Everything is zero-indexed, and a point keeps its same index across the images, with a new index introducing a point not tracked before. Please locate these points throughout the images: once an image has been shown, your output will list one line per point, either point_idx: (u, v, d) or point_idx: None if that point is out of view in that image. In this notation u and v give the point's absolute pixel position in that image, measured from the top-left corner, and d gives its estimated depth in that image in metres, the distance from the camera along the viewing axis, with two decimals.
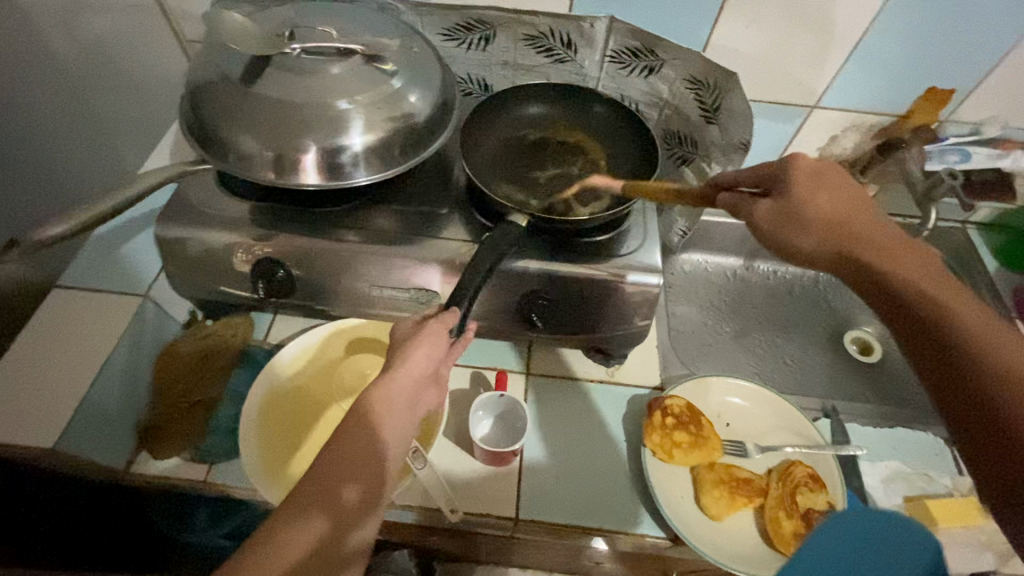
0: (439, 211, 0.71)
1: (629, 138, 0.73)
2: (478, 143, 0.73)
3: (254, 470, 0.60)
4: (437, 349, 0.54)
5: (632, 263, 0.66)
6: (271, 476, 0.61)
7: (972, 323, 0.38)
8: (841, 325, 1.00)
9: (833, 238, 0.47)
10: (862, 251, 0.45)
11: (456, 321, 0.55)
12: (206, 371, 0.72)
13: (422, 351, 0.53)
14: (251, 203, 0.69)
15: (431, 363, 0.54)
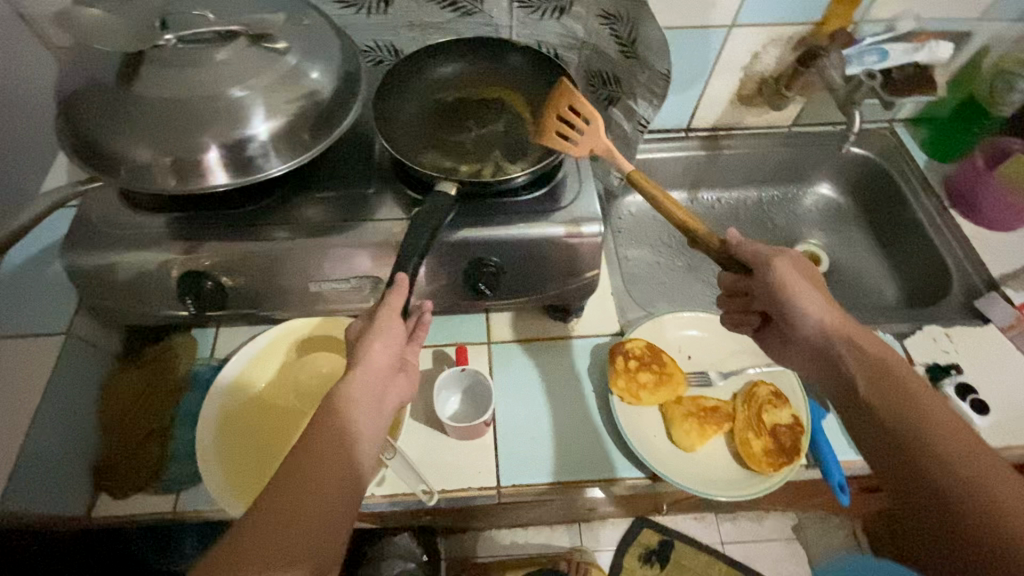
0: (367, 191, 0.67)
1: (550, 84, 0.71)
2: (394, 113, 0.68)
3: (221, 490, 0.58)
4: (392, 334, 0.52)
5: (572, 215, 0.65)
6: (240, 493, 0.59)
7: (932, 416, 0.45)
8: (788, 242, 1.03)
9: (820, 327, 0.55)
10: (855, 349, 0.52)
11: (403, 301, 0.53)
12: (152, 400, 0.68)
13: (382, 342, 0.51)
14: (161, 215, 0.64)
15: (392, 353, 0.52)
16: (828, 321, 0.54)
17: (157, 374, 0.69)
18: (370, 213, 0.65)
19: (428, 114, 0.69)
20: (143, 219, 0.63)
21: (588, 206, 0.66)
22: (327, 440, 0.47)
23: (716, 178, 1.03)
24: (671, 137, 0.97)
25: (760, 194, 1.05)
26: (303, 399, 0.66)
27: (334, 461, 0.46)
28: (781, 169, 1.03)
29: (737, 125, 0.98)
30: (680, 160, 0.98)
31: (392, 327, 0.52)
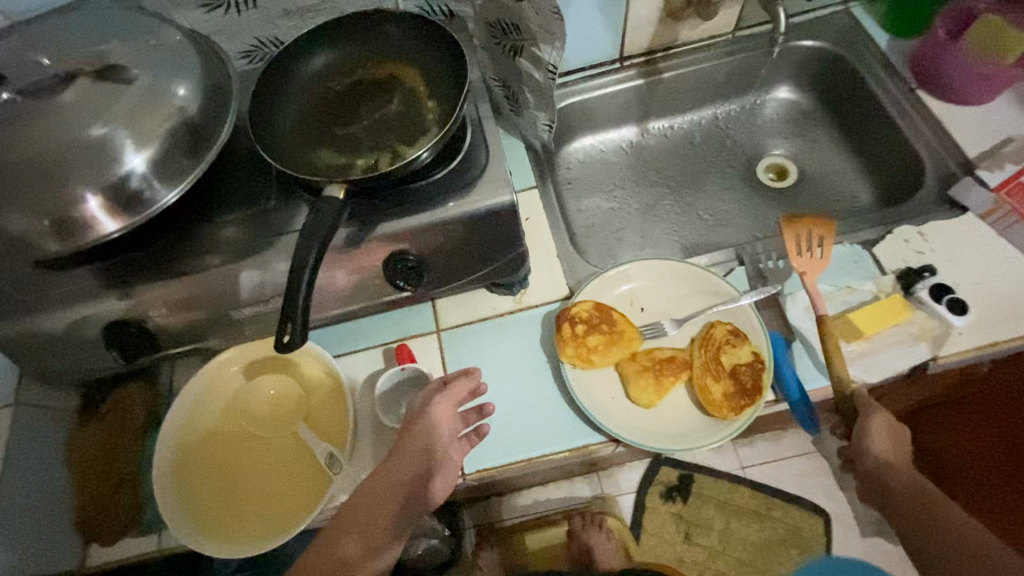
0: (270, 203, 0.64)
1: (439, 48, 0.65)
2: (282, 116, 0.64)
3: (192, 532, 0.59)
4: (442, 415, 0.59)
5: (482, 189, 0.61)
6: (212, 530, 0.60)
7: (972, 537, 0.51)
8: (752, 158, 0.96)
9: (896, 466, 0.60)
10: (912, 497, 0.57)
11: (466, 386, 0.61)
12: (122, 448, 0.70)
13: (430, 424, 0.58)
14: (63, 270, 0.62)
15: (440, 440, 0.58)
16: (883, 452, 0.61)
17: (122, 422, 0.70)
18: (276, 226, 0.62)
19: (316, 109, 0.65)
20: (51, 277, 0.62)
21: (498, 175, 0.62)
22: (377, 490, 0.55)
23: (662, 105, 0.96)
24: (604, 72, 0.90)
25: (716, 112, 0.98)
26: (259, 424, 0.66)
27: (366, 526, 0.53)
28: (731, 81, 0.94)
29: (673, 43, 0.90)
30: (618, 94, 0.92)
31: (443, 411, 0.59)
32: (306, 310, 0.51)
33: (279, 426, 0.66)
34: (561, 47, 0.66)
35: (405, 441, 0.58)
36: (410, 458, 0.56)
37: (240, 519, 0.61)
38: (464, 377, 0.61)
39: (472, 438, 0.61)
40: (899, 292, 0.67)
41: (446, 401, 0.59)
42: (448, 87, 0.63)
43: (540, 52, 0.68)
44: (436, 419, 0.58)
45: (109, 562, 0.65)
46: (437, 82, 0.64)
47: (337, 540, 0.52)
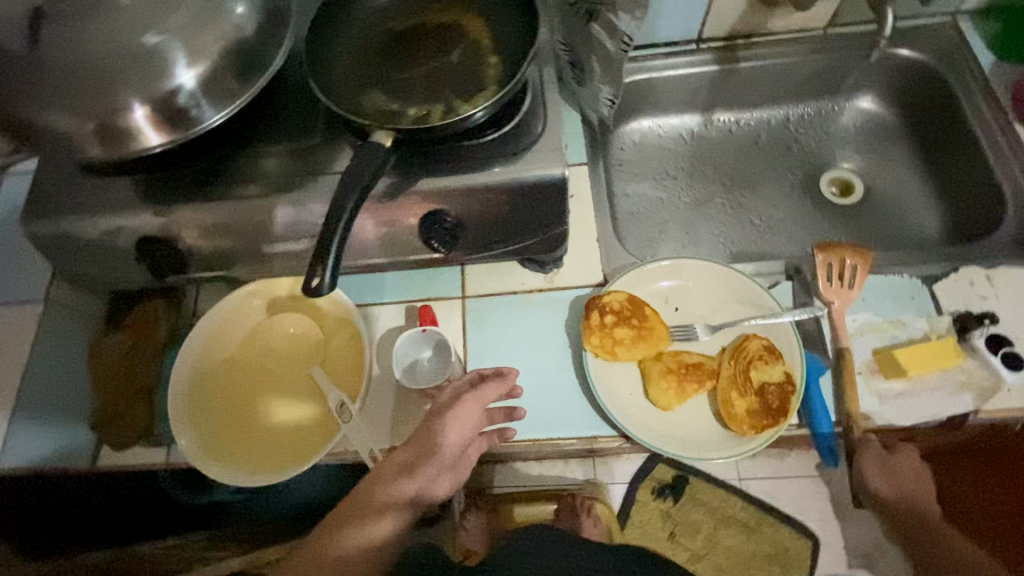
0: (313, 140, 0.62)
1: (512, 3, 0.62)
2: (338, 51, 0.62)
3: (198, 454, 0.60)
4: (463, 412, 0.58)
5: (533, 158, 0.58)
6: (217, 455, 0.61)
7: None
8: (816, 168, 0.90)
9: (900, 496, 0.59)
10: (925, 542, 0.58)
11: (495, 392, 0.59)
12: (138, 360, 0.70)
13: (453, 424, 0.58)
14: (104, 178, 0.62)
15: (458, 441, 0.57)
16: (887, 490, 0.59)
17: (142, 335, 0.71)
18: (316, 164, 0.60)
19: (373, 48, 0.62)
20: (90, 184, 0.62)
21: (550, 146, 0.59)
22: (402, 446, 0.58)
23: (732, 98, 0.90)
24: (677, 52, 0.85)
25: (788, 112, 0.92)
26: (275, 360, 0.67)
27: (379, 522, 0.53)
28: (810, 81, 0.88)
29: (756, 31, 0.84)
30: (688, 77, 0.86)
31: (472, 409, 0.58)
32: (339, 255, 0.50)
33: (294, 366, 0.67)
34: None
35: (423, 440, 0.57)
36: (426, 456, 0.56)
37: (244, 450, 0.62)
38: (499, 380, 0.60)
39: (494, 437, 0.61)
40: (953, 335, 0.63)
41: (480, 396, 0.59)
42: (513, 45, 0.60)
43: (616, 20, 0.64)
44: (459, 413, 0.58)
45: (117, 466, 0.67)
46: (504, 36, 0.61)
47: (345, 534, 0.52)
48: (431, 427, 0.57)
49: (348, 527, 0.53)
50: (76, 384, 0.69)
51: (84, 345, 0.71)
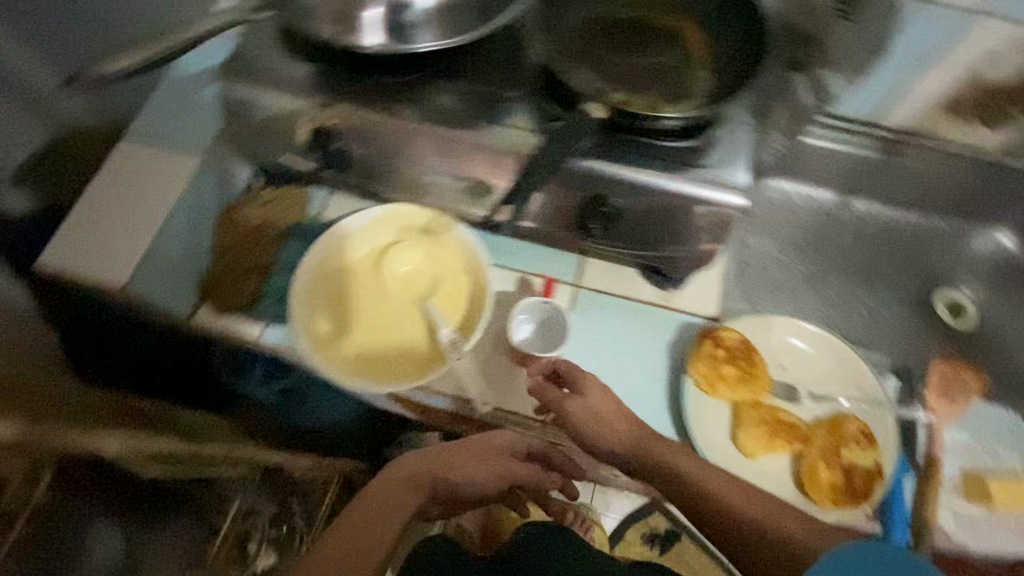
0: (504, 93, 0.65)
1: (745, 27, 0.60)
2: (561, 19, 0.61)
3: (308, 344, 0.64)
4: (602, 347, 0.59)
5: (711, 179, 0.59)
6: (322, 351, 0.64)
7: None
8: (932, 282, 0.89)
9: None
10: None
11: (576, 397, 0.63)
12: (262, 238, 0.72)
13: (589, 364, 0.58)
14: (308, 63, 0.67)
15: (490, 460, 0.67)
16: None
17: (272, 215, 0.72)
18: (504, 117, 0.64)
19: (593, 25, 0.62)
20: (295, 65, 0.67)
21: (729, 173, 0.60)
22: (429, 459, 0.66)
23: (877, 190, 0.88)
24: (838, 128, 0.82)
25: (925, 222, 0.91)
26: (393, 283, 0.68)
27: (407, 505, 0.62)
28: (960, 199, 0.87)
29: (928, 134, 0.82)
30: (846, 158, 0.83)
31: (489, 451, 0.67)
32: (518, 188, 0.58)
33: (409, 296, 0.68)
34: None
35: (461, 449, 0.66)
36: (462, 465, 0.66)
37: (348, 356, 0.64)
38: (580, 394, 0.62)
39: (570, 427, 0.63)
40: None
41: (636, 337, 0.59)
42: (732, 69, 0.59)
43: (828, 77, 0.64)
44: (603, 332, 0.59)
45: (210, 326, 0.70)
46: (720, 54, 0.60)
47: (379, 504, 0.61)
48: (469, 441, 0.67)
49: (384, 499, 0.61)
50: (195, 239, 0.69)
51: (215, 207, 0.71)
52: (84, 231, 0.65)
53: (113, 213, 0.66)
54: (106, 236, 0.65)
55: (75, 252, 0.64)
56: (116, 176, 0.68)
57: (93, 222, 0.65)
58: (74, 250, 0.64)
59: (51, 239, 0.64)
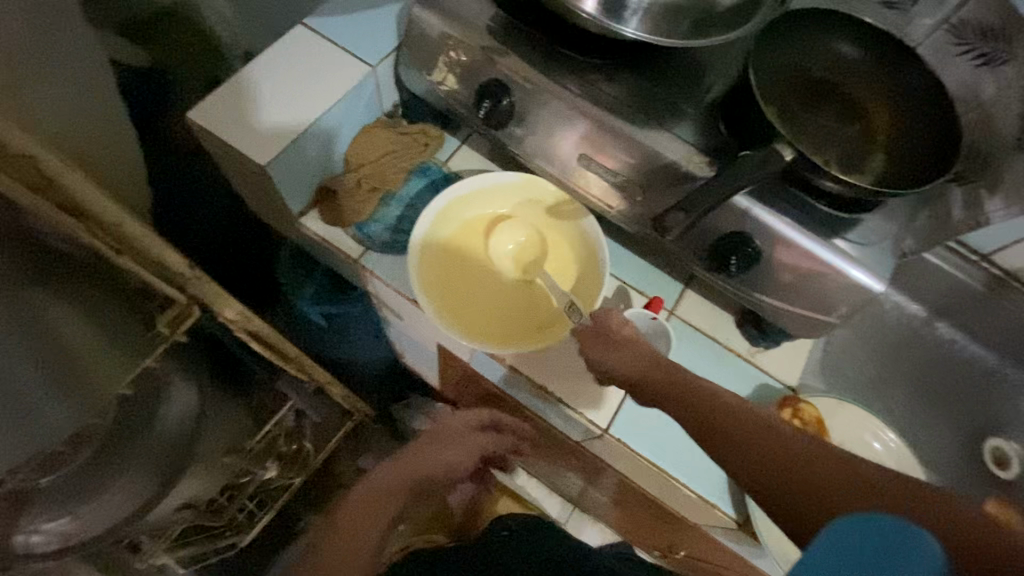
0: (682, 108, 0.62)
1: (937, 128, 0.59)
2: (764, 55, 0.60)
3: (414, 275, 0.66)
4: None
5: (860, 257, 0.58)
6: (424, 286, 0.66)
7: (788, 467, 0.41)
8: (989, 428, 0.88)
9: None
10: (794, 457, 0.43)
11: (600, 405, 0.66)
12: (387, 163, 0.72)
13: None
14: (494, 9, 0.64)
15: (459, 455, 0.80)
16: None
17: (404, 145, 0.73)
18: (672, 128, 0.61)
19: (792, 77, 0.61)
20: (480, 7, 0.64)
21: (877, 258, 0.58)
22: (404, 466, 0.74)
23: (968, 320, 0.88)
24: (956, 252, 0.83)
25: None
26: (503, 249, 0.69)
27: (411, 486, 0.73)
28: None
29: None
30: (950, 281, 0.84)
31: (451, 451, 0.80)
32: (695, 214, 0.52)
33: (512, 266, 0.69)
34: (1013, 215, 0.62)
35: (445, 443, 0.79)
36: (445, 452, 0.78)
37: (445, 312, 0.66)
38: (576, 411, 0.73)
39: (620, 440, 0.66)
40: None
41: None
42: (912, 162, 0.58)
43: (988, 199, 0.63)
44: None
45: (317, 232, 0.72)
46: (906, 145, 0.59)
47: (391, 492, 0.71)
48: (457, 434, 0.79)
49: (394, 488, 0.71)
50: (327, 145, 0.69)
51: (357, 122, 0.72)
52: (234, 109, 0.65)
53: (261, 93, 0.66)
54: (247, 115, 0.65)
55: (222, 124, 0.64)
56: (278, 61, 0.68)
57: (247, 99, 0.66)
58: (222, 122, 0.64)
59: (200, 101, 0.66)
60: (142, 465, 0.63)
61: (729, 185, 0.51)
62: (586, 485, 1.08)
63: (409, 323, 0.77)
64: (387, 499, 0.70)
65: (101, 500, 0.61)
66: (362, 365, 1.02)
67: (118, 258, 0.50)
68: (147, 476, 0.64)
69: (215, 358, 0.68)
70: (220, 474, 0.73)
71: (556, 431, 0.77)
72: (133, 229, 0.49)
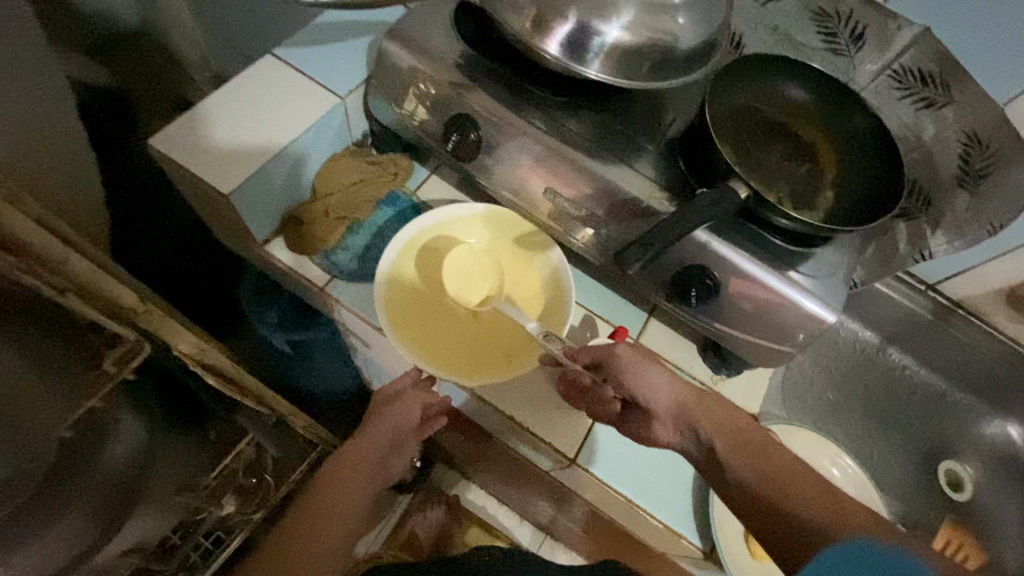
0: (642, 143, 0.64)
1: (880, 166, 0.62)
2: (720, 95, 0.63)
3: (381, 305, 0.65)
4: (666, 398, 0.59)
5: (814, 288, 0.60)
6: (393, 321, 0.66)
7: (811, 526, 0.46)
8: (941, 450, 0.91)
9: None
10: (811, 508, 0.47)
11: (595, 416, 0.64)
12: (355, 192, 0.72)
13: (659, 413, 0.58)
14: (464, 45, 0.66)
15: (400, 437, 0.70)
16: None
17: (373, 174, 0.73)
18: (634, 163, 0.63)
19: (745, 117, 0.64)
20: (450, 43, 0.66)
21: (831, 290, 0.61)
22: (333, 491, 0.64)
23: (918, 347, 0.92)
24: (904, 281, 0.87)
25: (950, 392, 0.94)
26: (471, 273, 0.69)
27: (350, 496, 0.64)
28: (989, 383, 0.91)
29: (981, 315, 0.86)
30: (898, 309, 0.89)
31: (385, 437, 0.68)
32: (657, 251, 0.54)
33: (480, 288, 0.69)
34: (955, 249, 0.65)
35: (375, 427, 0.68)
36: (377, 439, 0.68)
37: (411, 341, 0.65)
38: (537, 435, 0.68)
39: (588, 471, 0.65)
40: None
41: (712, 402, 0.57)
42: (858, 198, 0.61)
43: (930, 234, 0.67)
44: (666, 385, 0.59)
45: (278, 259, 0.72)
46: (851, 183, 0.62)
47: (336, 500, 0.63)
48: (384, 411, 0.68)
49: (328, 505, 0.62)
50: (294, 175, 0.69)
51: (325, 151, 0.72)
52: (196, 137, 0.64)
53: (228, 121, 0.65)
54: (211, 141, 0.64)
55: (184, 150, 0.63)
56: (245, 89, 0.68)
57: (208, 128, 0.65)
58: (186, 150, 0.63)
59: (163, 127, 0.65)
60: (87, 508, 0.57)
61: (691, 218, 0.52)
62: (556, 513, 1.07)
63: (376, 351, 0.76)
64: (335, 512, 0.62)
65: (36, 549, 0.53)
66: (327, 392, 0.99)
67: (66, 299, 0.48)
68: (91, 518, 0.58)
69: (161, 389, 0.65)
70: (172, 513, 0.69)
71: (524, 461, 0.76)
72: (80, 265, 0.48)
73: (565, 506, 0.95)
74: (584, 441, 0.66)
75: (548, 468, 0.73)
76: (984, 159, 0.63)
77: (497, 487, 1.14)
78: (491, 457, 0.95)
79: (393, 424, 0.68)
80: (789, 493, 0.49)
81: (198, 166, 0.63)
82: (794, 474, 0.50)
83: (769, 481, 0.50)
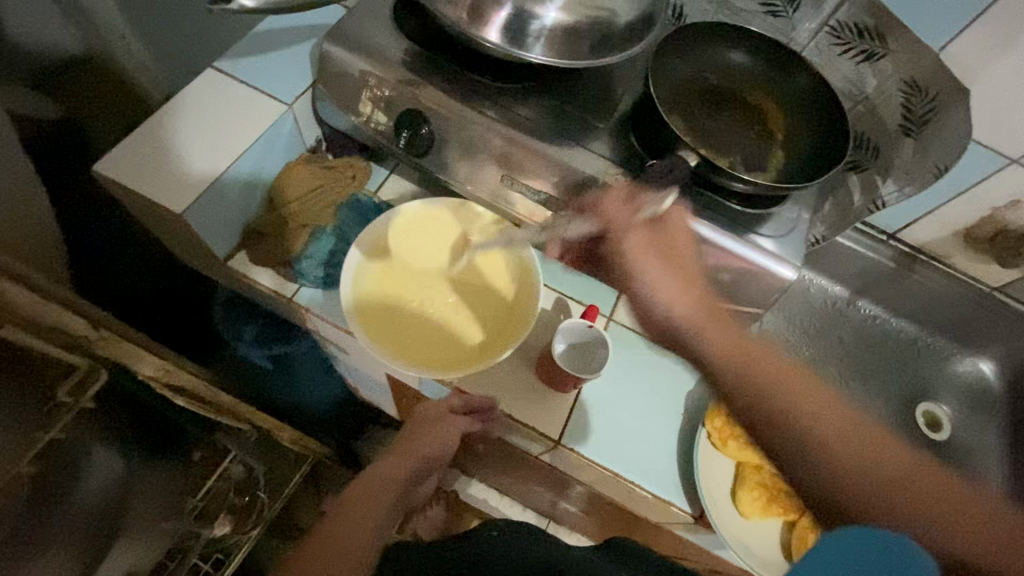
0: (593, 121, 0.65)
1: (822, 121, 0.63)
2: (666, 68, 0.64)
3: (347, 303, 0.66)
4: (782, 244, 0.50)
5: (770, 247, 0.61)
6: (360, 317, 0.66)
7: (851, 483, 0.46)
8: (918, 393, 0.94)
9: None
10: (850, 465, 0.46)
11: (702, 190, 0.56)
12: (314, 199, 0.71)
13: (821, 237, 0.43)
14: (407, 42, 0.65)
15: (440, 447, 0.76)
16: None
17: (330, 179, 0.73)
18: (587, 144, 0.63)
19: (692, 88, 0.65)
20: (393, 40, 0.65)
21: (790, 247, 0.61)
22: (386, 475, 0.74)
23: (886, 296, 0.94)
24: (867, 234, 0.89)
25: (919, 335, 0.97)
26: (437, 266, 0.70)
27: (381, 507, 0.71)
28: (955, 323, 0.94)
29: (941, 258, 0.88)
30: (861, 260, 0.91)
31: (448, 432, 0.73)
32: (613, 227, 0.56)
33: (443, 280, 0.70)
34: None
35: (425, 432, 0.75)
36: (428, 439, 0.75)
37: (382, 336, 0.66)
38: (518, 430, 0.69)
39: (573, 450, 0.66)
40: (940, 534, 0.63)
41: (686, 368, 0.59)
42: (805, 154, 0.62)
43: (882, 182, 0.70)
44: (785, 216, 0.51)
45: (241, 273, 0.71)
46: (798, 143, 0.63)
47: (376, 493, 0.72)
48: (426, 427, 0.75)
49: (351, 519, 0.68)
50: (250, 188, 0.69)
51: (281, 162, 0.72)
52: (146, 162, 0.64)
53: (173, 141, 0.65)
54: (160, 163, 0.63)
55: (133, 174, 0.62)
56: (190, 107, 0.67)
57: (153, 150, 0.64)
58: (134, 173, 0.62)
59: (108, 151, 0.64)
60: (68, 540, 0.56)
61: None
62: (555, 498, 1.08)
63: (354, 357, 0.76)
64: (363, 517, 0.68)
65: None
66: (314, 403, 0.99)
67: None
68: (71, 554, 0.57)
69: (133, 415, 0.64)
70: (160, 539, 0.67)
71: (514, 448, 0.77)
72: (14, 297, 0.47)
73: (560, 489, 0.97)
74: (564, 421, 0.67)
75: (537, 453, 0.74)
76: (927, 106, 0.66)
77: (496, 479, 1.15)
78: (484, 450, 0.95)
79: (437, 437, 0.74)
80: (832, 469, 0.46)
81: (150, 190, 0.62)
82: (828, 435, 0.47)
83: (874, 485, 0.45)
